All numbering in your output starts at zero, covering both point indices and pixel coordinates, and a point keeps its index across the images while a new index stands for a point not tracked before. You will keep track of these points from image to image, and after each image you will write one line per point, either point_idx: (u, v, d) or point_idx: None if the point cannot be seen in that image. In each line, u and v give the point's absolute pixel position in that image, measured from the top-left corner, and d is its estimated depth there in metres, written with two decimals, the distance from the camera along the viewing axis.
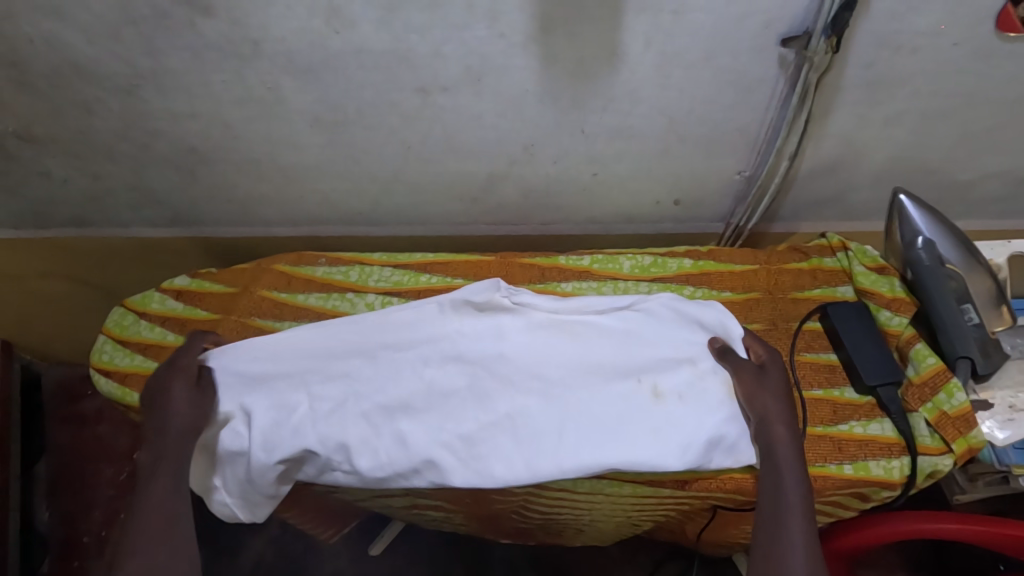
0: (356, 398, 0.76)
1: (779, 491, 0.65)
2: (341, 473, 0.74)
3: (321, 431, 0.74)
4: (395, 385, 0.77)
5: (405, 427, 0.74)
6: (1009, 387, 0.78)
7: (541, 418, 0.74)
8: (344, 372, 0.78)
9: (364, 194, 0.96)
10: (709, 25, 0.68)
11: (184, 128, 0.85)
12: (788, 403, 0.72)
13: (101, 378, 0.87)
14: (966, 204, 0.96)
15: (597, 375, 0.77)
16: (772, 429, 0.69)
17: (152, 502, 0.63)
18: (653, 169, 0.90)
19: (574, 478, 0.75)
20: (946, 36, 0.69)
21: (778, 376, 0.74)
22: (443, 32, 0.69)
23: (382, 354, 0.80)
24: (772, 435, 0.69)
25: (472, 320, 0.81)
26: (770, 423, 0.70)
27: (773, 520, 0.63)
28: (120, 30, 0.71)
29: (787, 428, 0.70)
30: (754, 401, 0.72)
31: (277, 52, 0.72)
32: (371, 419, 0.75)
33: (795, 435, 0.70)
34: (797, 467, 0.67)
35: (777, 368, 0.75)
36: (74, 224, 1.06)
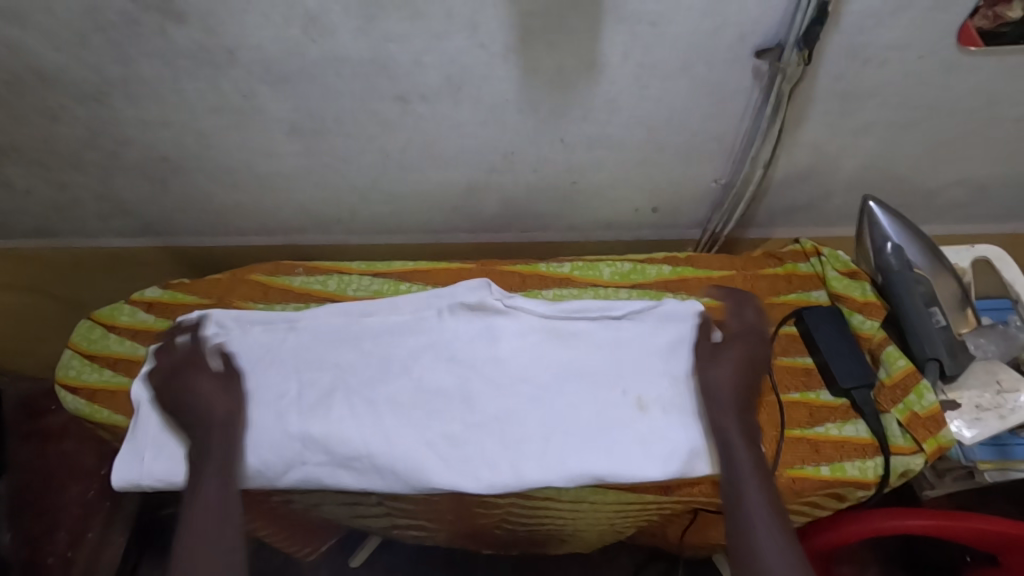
0: (343, 390, 0.78)
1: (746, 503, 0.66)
2: (311, 467, 0.73)
3: (305, 422, 0.75)
4: (386, 383, 0.78)
5: (389, 423, 0.75)
6: (976, 387, 0.81)
7: (528, 423, 0.75)
8: (332, 373, 0.80)
9: (342, 202, 0.95)
10: (686, 37, 0.69)
11: (155, 137, 0.83)
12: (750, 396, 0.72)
13: (67, 395, 0.83)
14: (932, 210, 0.99)
15: (585, 382, 0.78)
16: (734, 440, 0.70)
17: (208, 518, 0.66)
18: (633, 177, 0.91)
19: (559, 487, 0.74)
20: (912, 49, 0.71)
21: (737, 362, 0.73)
22: (422, 42, 0.69)
23: (375, 352, 0.81)
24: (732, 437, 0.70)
25: (467, 322, 0.82)
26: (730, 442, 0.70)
27: (744, 532, 0.64)
28: (87, 37, 0.69)
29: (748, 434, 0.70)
30: (716, 400, 0.72)
31: (252, 60, 0.71)
32: (354, 410, 0.76)
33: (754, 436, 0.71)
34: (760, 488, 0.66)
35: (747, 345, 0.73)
36: (40, 234, 1.03)
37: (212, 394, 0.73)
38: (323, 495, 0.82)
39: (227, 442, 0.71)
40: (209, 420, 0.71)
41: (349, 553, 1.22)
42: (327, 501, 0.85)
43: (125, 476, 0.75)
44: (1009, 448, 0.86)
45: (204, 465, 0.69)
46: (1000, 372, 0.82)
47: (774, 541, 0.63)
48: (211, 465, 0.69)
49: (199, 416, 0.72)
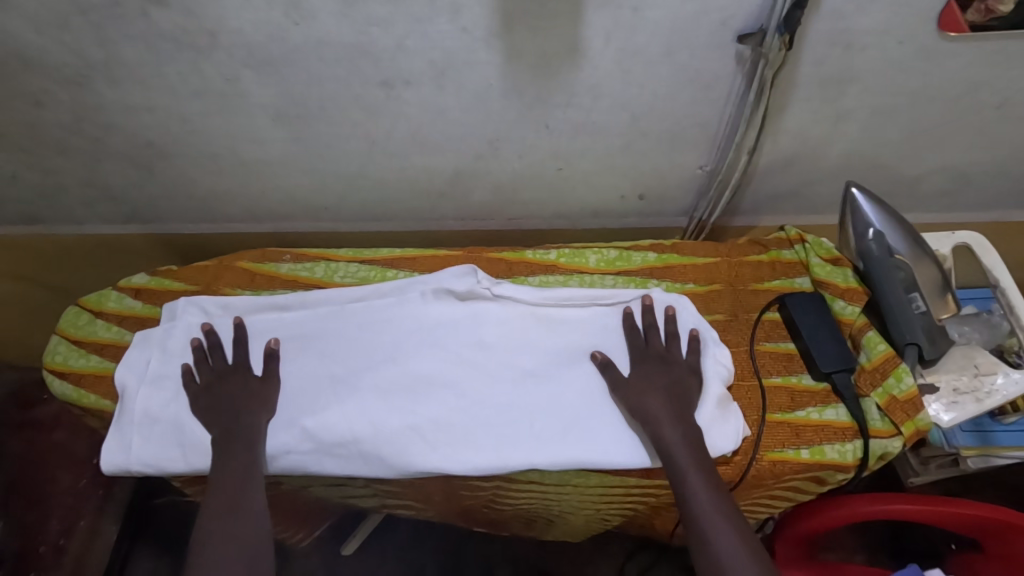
0: (330, 376, 0.79)
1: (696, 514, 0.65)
2: (297, 454, 0.73)
3: (292, 411, 0.76)
4: (371, 367, 0.79)
5: (373, 407, 0.75)
6: (954, 370, 0.82)
7: (512, 409, 0.76)
8: (318, 359, 0.80)
9: (329, 188, 0.95)
10: (668, 22, 0.69)
11: (139, 121, 0.82)
12: (673, 406, 0.73)
13: (54, 380, 0.83)
14: (916, 198, 1.00)
15: (569, 371, 0.78)
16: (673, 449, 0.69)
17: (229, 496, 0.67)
18: (618, 164, 0.91)
19: (542, 470, 0.75)
20: (892, 34, 0.71)
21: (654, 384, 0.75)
22: (404, 26, 0.69)
23: (360, 340, 0.82)
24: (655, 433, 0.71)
25: (454, 308, 0.82)
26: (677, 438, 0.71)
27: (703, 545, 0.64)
28: (68, 19, 0.68)
29: (683, 440, 0.70)
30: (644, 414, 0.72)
31: (235, 43, 0.71)
32: (338, 395, 0.77)
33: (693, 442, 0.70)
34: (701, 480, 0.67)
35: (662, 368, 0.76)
36: (26, 221, 1.03)
37: (234, 393, 0.76)
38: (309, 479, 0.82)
39: (253, 429, 0.73)
40: (242, 409, 0.74)
41: (341, 541, 1.23)
42: (314, 483, 0.85)
43: (113, 461, 0.76)
44: (991, 434, 0.88)
45: (226, 446, 0.71)
46: (978, 357, 0.83)
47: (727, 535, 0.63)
48: (237, 447, 0.71)
49: (235, 406, 0.74)
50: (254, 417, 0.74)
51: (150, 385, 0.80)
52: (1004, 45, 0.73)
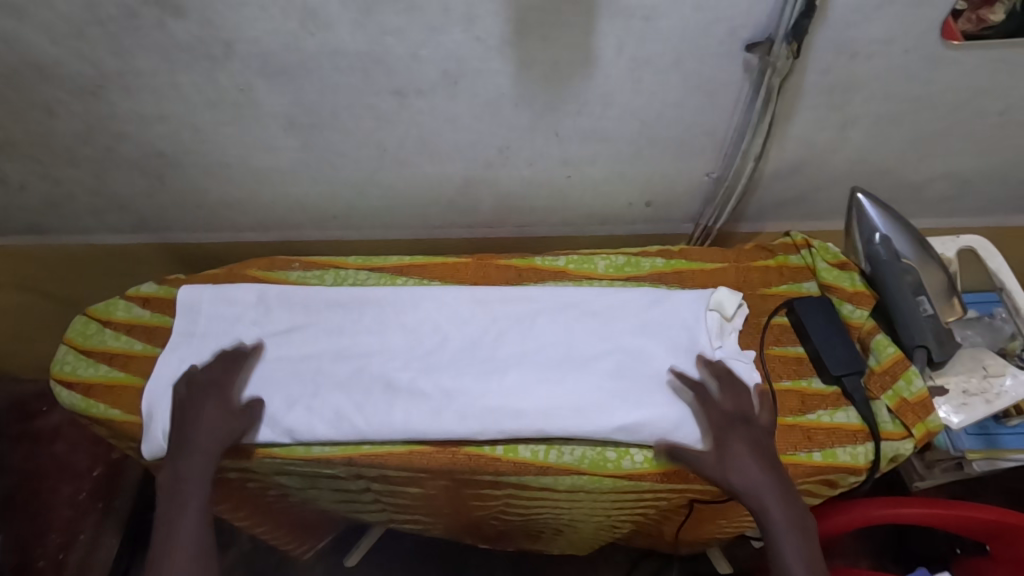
0: (367, 360, 0.82)
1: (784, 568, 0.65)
2: (355, 334, 0.84)
3: (342, 344, 0.83)
4: (409, 362, 0.81)
5: (398, 342, 0.83)
6: (962, 373, 0.83)
7: (540, 350, 0.82)
8: (352, 365, 0.81)
9: (338, 198, 0.96)
10: (679, 32, 0.70)
11: (151, 131, 0.83)
12: (785, 488, 0.69)
13: (63, 389, 0.83)
14: (919, 203, 1.01)
15: (586, 359, 0.80)
16: (780, 539, 0.66)
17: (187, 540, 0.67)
18: (627, 171, 0.92)
19: (551, 362, 0.81)
20: (897, 44, 0.73)
21: (751, 446, 0.71)
22: (419, 36, 0.70)
23: (382, 369, 0.81)
24: (738, 476, 0.69)
25: (463, 369, 0.80)
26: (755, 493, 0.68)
27: None
28: (85, 30, 0.69)
29: (802, 538, 0.67)
30: (754, 494, 0.68)
31: (250, 54, 0.72)
32: (373, 374, 0.80)
33: (806, 541, 0.67)
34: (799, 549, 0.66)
35: (750, 432, 0.72)
36: (34, 231, 1.03)
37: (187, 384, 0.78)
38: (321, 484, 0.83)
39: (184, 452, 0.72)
40: (197, 440, 0.73)
41: (344, 553, 1.22)
42: (325, 496, 0.88)
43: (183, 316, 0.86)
44: (995, 437, 0.90)
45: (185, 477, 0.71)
46: (987, 359, 0.84)
47: None
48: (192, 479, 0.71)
49: (198, 435, 0.73)
50: (180, 447, 0.73)
51: (218, 334, 0.84)
52: (1006, 53, 0.75)
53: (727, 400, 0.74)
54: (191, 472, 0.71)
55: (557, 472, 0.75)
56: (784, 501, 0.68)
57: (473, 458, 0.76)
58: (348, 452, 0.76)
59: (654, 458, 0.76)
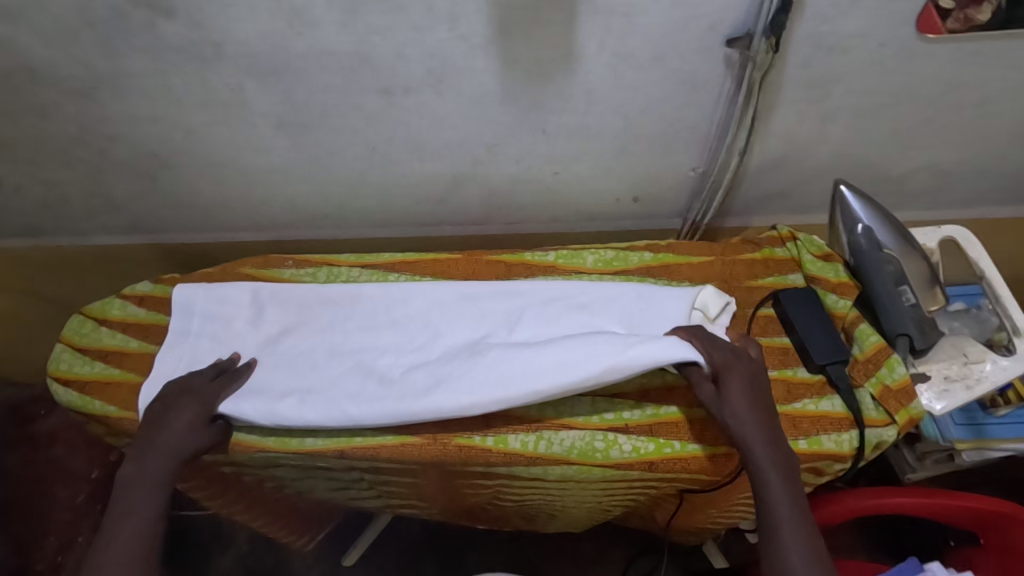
0: (360, 355, 0.83)
1: (771, 504, 0.63)
2: (348, 331, 0.85)
3: (335, 341, 0.84)
4: (400, 357, 0.82)
5: (391, 338, 0.84)
6: (945, 360, 0.84)
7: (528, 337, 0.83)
8: (346, 358, 0.82)
9: (330, 197, 0.97)
10: (659, 27, 0.72)
11: (144, 131, 0.84)
12: (774, 434, 0.67)
13: (59, 387, 0.84)
14: (902, 196, 1.03)
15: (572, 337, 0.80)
16: (766, 473, 0.64)
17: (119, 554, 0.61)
18: (613, 167, 0.93)
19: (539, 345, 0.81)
20: (873, 37, 0.75)
21: (743, 386, 0.69)
22: (404, 35, 0.71)
23: (372, 363, 0.82)
24: (729, 409, 0.67)
25: (454, 355, 0.81)
26: (745, 427, 0.66)
27: (774, 539, 0.62)
28: (78, 32, 0.71)
29: (788, 485, 0.64)
30: (743, 434, 0.66)
31: (240, 54, 0.73)
32: (366, 368, 0.81)
33: (791, 476, 0.64)
34: (784, 486, 0.63)
35: (740, 374, 0.70)
36: (30, 234, 1.04)
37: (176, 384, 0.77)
38: (315, 476, 0.85)
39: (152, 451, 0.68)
40: (155, 444, 0.69)
41: (342, 551, 1.23)
42: (320, 487, 0.89)
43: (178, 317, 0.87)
44: (984, 427, 0.91)
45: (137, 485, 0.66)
46: (967, 346, 0.85)
47: (801, 542, 0.61)
48: (142, 486, 0.66)
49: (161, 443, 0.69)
50: (149, 446, 0.69)
51: (210, 330, 0.86)
52: (980, 46, 0.77)
53: (720, 346, 0.73)
54: (144, 482, 0.66)
55: (546, 462, 0.76)
56: (772, 438, 0.66)
57: (464, 449, 0.77)
58: (340, 444, 0.77)
59: (642, 447, 0.77)
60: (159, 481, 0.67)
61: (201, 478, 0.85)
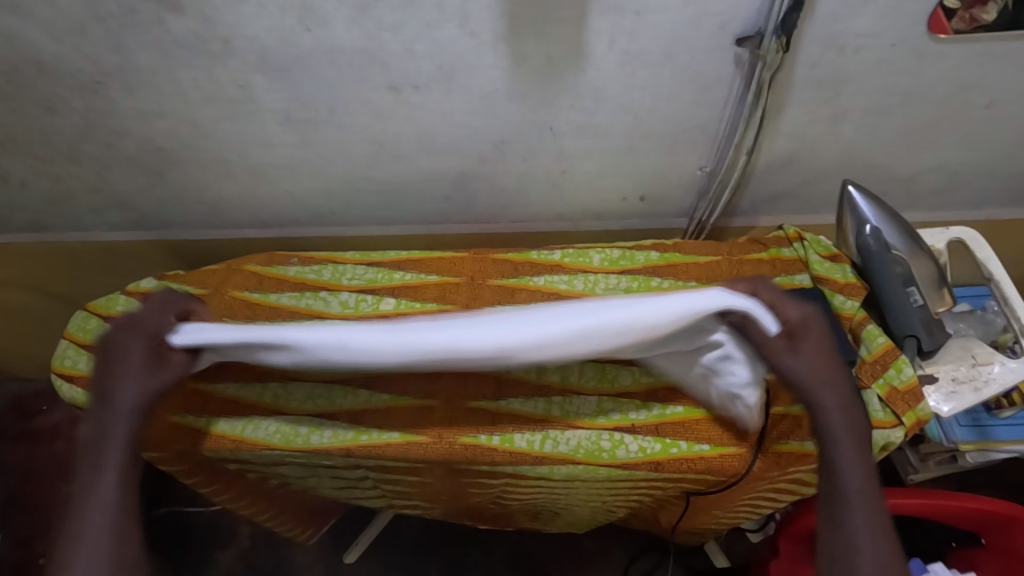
0: None
1: (841, 473, 0.57)
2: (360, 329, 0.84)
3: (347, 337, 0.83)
4: None
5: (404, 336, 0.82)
6: (953, 361, 0.84)
7: None
8: None
9: (336, 194, 0.97)
10: (670, 25, 0.71)
11: (150, 127, 0.84)
12: (848, 398, 0.60)
13: (64, 383, 0.84)
14: (909, 197, 1.03)
15: None
16: (838, 438, 0.58)
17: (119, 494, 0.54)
18: (620, 165, 0.93)
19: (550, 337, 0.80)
20: (884, 37, 0.74)
21: (821, 343, 0.61)
22: (413, 31, 0.71)
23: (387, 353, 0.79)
24: (801, 369, 0.59)
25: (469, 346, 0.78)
26: (815, 388, 0.59)
27: (839, 511, 0.55)
28: (86, 27, 0.70)
29: (860, 455, 0.57)
30: (814, 393, 0.59)
31: (248, 50, 0.73)
32: None
33: (863, 447, 0.58)
34: (856, 457, 0.57)
35: (818, 332, 0.61)
36: (34, 229, 1.04)
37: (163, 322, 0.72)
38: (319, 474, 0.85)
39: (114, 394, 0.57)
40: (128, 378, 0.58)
41: (344, 549, 1.23)
42: (324, 485, 0.89)
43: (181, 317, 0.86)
44: (987, 428, 0.91)
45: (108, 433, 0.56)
46: (976, 348, 0.85)
47: (869, 518, 0.54)
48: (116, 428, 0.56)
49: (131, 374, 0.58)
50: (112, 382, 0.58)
51: None
52: (991, 46, 0.76)
53: (798, 304, 0.62)
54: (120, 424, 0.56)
55: (552, 462, 0.76)
56: (845, 402, 0.59)
57: (470, 448, 0.77)
58: (345, 443, 0.77)
59: (648, 447, 0.77)
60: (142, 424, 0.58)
61: (206, 474, 0.85)
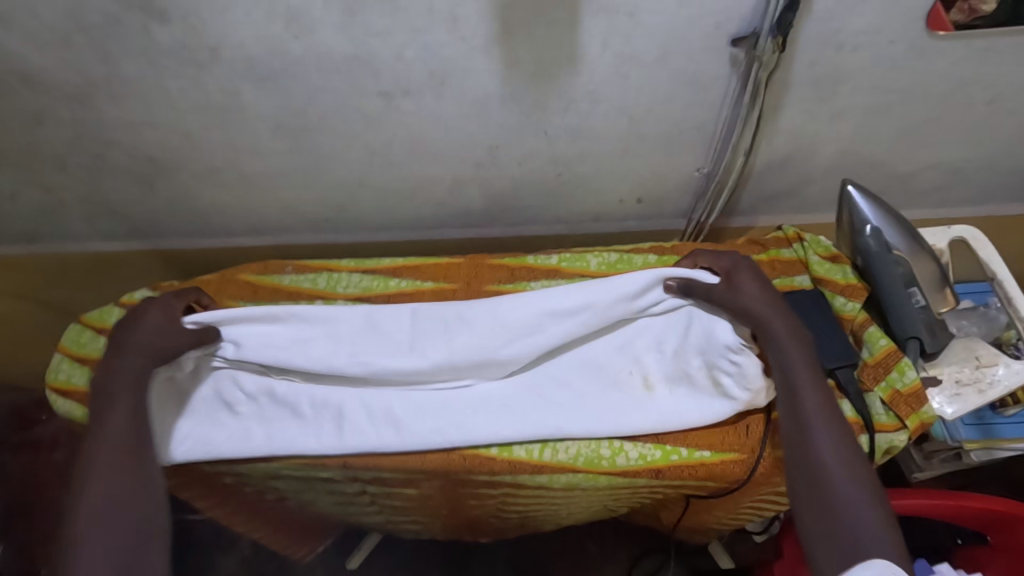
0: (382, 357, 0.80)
1: (791, 374, 0.70)
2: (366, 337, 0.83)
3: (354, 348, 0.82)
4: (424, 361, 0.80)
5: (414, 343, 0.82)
6: (956, 363, 0.83)
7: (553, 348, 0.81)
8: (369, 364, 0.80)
9: (330, 201, 0.96)
10: (665, 27, 0.70)
11: (140, 137, 0.83)
12: (790, 315, 0.74)
13: (58, 397, 0.83)
14: (910, 194, 1.01)
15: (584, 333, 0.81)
16: (785, 347, 0.71)
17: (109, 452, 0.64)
18: (617, 168, 0.92)
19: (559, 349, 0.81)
20: (883, 35, 0.73)
21: (754, 277, 0.77)
22: (403, 37, 0.70)
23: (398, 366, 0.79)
24: (743, 298, 0.75)
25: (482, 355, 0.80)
26: (760, 310, 0.74)
27: (795, 402, 0.68)
28: (71, 38, 0.69)
29: (805, 357, 0.70)
30: (757, 315, 0.74)
31: (236, 58, 0.72)
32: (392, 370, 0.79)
33: (807, 350, 0.71)
34: (801, 356, 0.70)
35: (748, 271, 0.78)
36: (25, 240, 1.03)
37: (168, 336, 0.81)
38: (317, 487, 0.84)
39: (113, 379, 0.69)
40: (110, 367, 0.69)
41: (346, 556, 1.22)
42: (322, 498, 0.88)
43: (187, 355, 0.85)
44: (992, 426, 0.90)
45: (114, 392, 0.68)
46: (979, 349, 0.83)
47: (820, 403, 0.67)
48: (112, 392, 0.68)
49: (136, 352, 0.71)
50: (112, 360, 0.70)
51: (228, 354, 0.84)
52: (991, 42, 0.75)
53: (727, 256, 0.82)
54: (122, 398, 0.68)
55: (552, 471, 0.76)
56: (787, 316, 0.74)
57: (469, 459, 0.76)
58: (342, 455, 0.77)
59: (648, 454, 0.76)
60: (137, 380, 0.70)
61: (202, 488, 0.84)
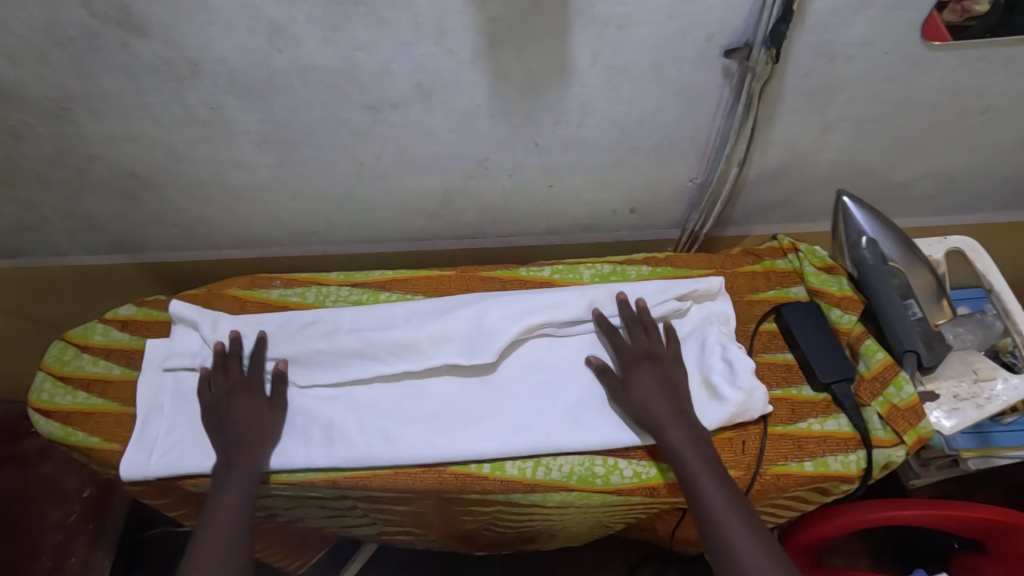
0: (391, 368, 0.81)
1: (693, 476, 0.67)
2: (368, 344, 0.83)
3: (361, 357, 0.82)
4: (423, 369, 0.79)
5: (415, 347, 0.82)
6: (954, 377, 0.83)
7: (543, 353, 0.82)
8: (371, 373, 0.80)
9: (319, 213, 0.94)
10: (657, 39, 0.69)
11: (122, 151, 0.81)
12: (679, 414, 0.72)
13: (40, 418, 0.81)
14: (905, 202, 1.00)
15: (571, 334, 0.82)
16: (678, 450, 0.69)
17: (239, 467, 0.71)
18: (609, 179, 0.90)
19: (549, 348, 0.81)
20: (877, 45, 0.72)
21: (651, 378, 0.74)
22: (388, 51, 0.68)
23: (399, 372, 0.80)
24: (635, 398, 0.74)
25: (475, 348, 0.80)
26: (654, 413, 0.72)
27: (699, 507, 0.65)
28: (47, 53, 0.67)
29: (700, 457, 0.68)
30: (648, 420, 0.72)
31: (219, 72, 0.70)
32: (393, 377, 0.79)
33: (706, 452, 0.69)
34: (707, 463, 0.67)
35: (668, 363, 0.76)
36: (8, 255, 1.01)
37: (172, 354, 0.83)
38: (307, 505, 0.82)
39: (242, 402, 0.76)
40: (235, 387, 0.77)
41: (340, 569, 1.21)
42: (312, 516, 0.86)
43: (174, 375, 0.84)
44: (989, 435, 0.89)
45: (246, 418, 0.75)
46: (977, 362, 0.84)
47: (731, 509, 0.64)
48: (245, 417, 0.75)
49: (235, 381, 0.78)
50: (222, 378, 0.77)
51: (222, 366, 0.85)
52: (985, 52, 0.74)
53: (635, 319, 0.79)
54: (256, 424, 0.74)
55: (545, 489, 0.74)
56: (661, 412, 0.72)
57: (461, 477, 0.74)
58: (331, 474, 0.75)
59: (643, 472, 0.75)
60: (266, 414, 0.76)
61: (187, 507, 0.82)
